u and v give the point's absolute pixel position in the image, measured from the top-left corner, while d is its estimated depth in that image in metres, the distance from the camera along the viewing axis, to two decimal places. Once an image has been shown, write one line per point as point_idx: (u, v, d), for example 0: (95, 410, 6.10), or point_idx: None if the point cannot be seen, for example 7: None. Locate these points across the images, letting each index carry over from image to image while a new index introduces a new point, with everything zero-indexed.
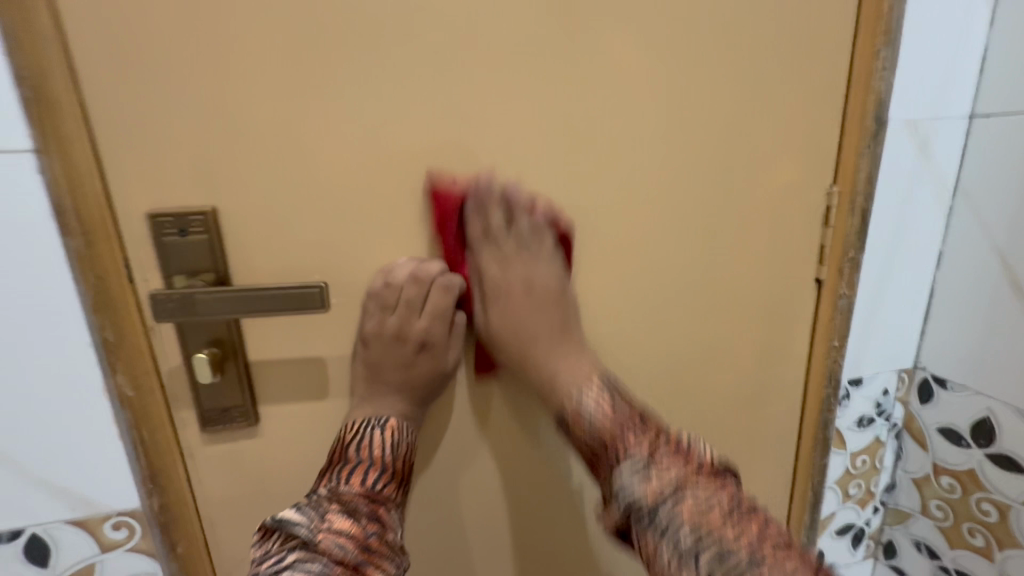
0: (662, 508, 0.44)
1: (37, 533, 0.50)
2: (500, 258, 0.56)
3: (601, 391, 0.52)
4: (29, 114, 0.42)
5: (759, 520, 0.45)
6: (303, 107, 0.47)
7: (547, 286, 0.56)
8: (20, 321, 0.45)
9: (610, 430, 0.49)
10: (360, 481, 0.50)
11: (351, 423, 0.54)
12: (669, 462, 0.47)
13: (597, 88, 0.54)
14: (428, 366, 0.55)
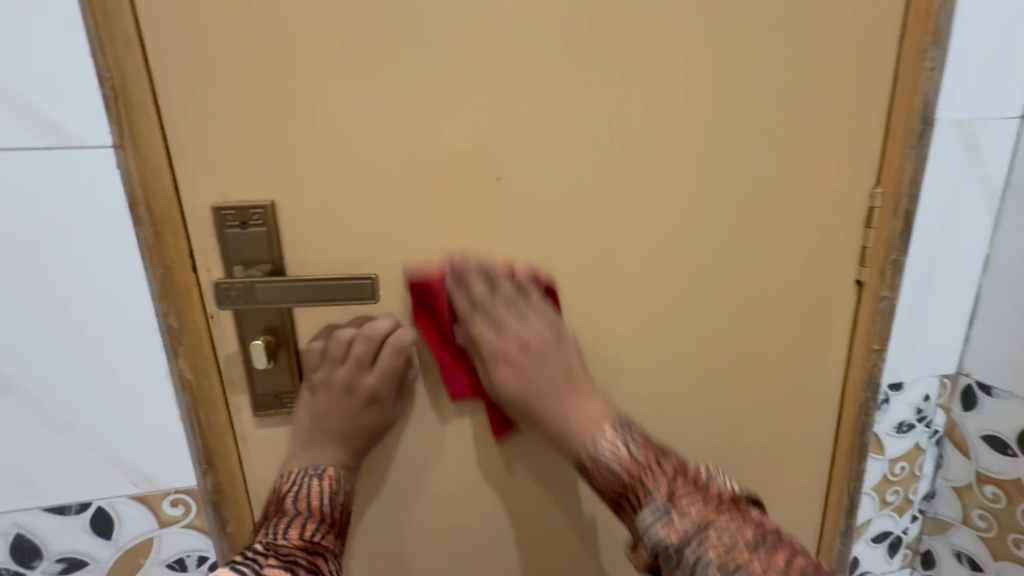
0: (688, 555, 0.49)
1: (103, 506, 0.53)
2: (494, 321, 0.57)
3: (618, 432, 0.55)
4: (110, 114, 0.45)
5: (773, 538, 0.51)
6: (359, 105, 0.49)
7: (542, 338, 0.57)
8: (94, 306, 0.48)
9: (631, 477, 0.52)
10: (299, 533, 0.51)
11: (288, 472, 0.55)
12: (690, 502, 0.51)
13: (639, 87, 0.55)
14: (370, 420, 0.56)
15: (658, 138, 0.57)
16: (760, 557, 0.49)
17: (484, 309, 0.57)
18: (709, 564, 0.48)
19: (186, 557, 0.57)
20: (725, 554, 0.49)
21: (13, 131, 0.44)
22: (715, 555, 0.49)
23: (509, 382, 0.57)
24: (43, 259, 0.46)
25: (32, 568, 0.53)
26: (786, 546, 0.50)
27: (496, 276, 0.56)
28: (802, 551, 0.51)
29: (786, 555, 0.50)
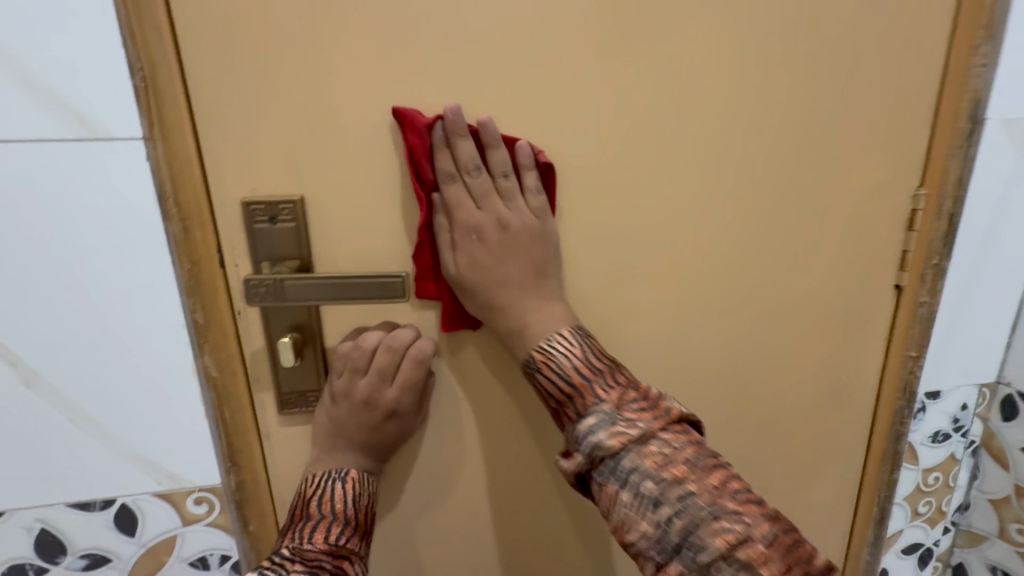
0: (626, 461, 0.44)
1: (127, 503, 0.52)
2: (475, 188, 0.50)
3: (575, 334, 0.50)
4: (141, 104, 0.43)
5: (717, 463, 0.45)
6: (391, 97, 0.48)
7: (525, 228, 0.51)
8: (120, 302, 0.47)
9: (579, 378, 0.47)
10: (324, 537, 0.48)
11: (311, 478, 0.52)
12: (637, 412, 0.46)
13: (678, 83, 0.53)
14: (391, 432, 0.54)
15: (694, 135, 0.55)
16: (701, 478, 0.43)
17: (468, 181, 0.49)
18: (647, 477, 0.43)
19: (208, 556, 0.56)
20: (665, 469, 0.43)
21: (41, 122, 0.42)
22: (654, 467, 0.43)
23: (475, 262, 0.50)
24: (69, 253, 0.45)
25: (56, 563, 0.53)
26: (730, 473, 0.45)
27: (491, 141, 0.49)
28: (746, 483, 0.45)
29: (728, 480, 0.44)
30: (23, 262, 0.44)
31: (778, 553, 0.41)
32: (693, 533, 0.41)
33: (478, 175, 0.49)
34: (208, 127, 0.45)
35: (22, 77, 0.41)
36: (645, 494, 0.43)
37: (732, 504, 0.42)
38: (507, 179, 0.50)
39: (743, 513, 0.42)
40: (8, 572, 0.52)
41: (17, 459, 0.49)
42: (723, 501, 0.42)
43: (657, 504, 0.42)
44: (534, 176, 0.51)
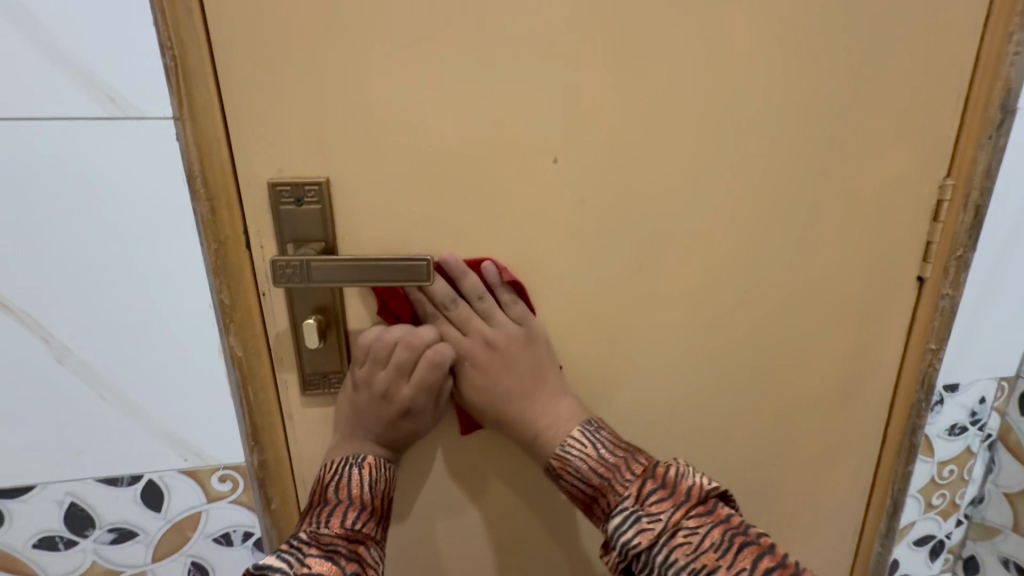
0: (657, 557, 0.45)
1: (153, 479, 0.53)
2: (457, 319, 0.54)
3: (586, 433, 0.53)
4: (171, 82, 0.43)
5: (748, 541, 0.45)
6: (418, 80, 0.48)
7: (510, 343, 0.55)
8: (149, 281, 0.47)
9: (598, 480, 0.50)
10: (340, 521, 0.49)
11: (329, 462, 0.53)
12: (659, 504, 0.47)
13: (705, 67, 0.53)
14: (406, 427, 0.54)
15: (720, 122, 0.55)
16: (732, 563, 0.44)
17: (450, 315, 0.54)
18: (680, 571, 0.44)
19: (231, 533, 0.57)
20: (695, 558, 0.44)
21: (72, 100, 0.42)
22: (684, 558, 0.44)
23: (474, 384, 0.56)
24: (100, 233, 0.45)
25: (84, 537, 0.54)
26: (763, 549, 0.44)
27: (460, 272, 0.53)
28: (783, 557, 0.44)
29: (762, 558, 0.44)
30: (54, 241, 0.45)
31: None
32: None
33: (456, 307, 0.54)
34: (236, 108, 0.46)
35: (53, 53, 0.41)
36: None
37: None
38: (481, 301, 0.54)
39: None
40: (38, 545, 0.53)
41: (48, 435, 0.50)
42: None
43: None
44: (511, 291, 0.55)
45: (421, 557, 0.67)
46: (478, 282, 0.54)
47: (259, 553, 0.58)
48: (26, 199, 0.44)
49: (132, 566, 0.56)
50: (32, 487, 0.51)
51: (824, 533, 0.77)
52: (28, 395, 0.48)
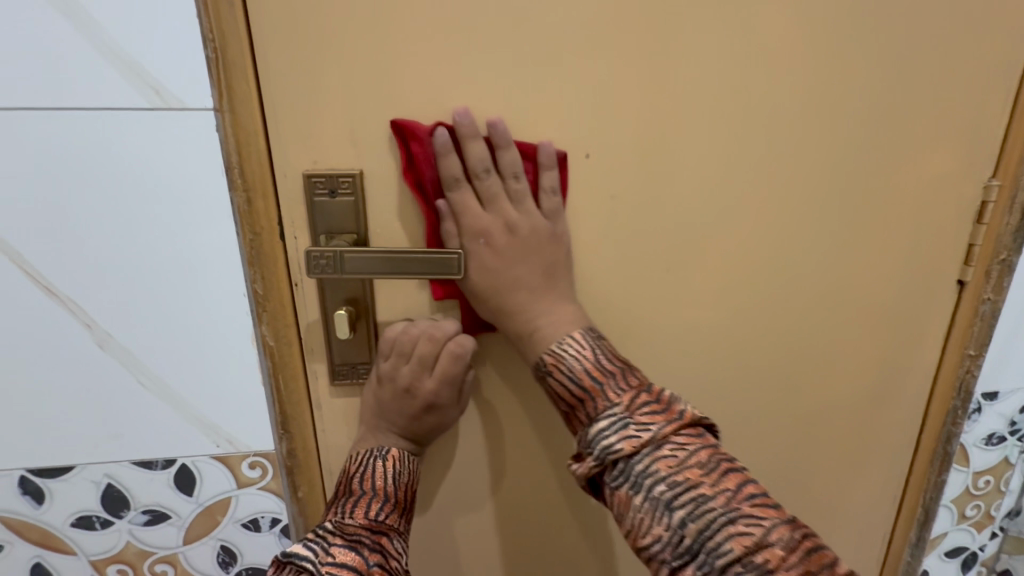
0: (637, 464, 0.43)
1: (186, 464, 0.54)
2: (484, 191, 0.49)
3: (587, 338, 0.49)
4: (212, 75, 0.44)
5: (736, 466, 0.43)
6: (453, 73, 0.48)
7: (535, 228, 0.50)
8: (187, 269, 0.48)
9: (590, 382, 0.47)
10: (365, 511, 0.48)
11: (355, 454, 0.53)
12: (648, 415, 0.44)
13: (743, 62, 0.51)
14: (430, 422, 0.54)
15: (757, 118, 0.54)
16: (717, 481, 0.41)
17: (478, 186, 0.49)
18: (659, 480, 0.42)
19: (260, 518, 0.58)
20: (679, 470, 0.42)
21: (119, 90, 0.43)
22: (667, 470, 0.42)
23: (485, 271, 0.50)
24: (141, 221, 0.46)
25: (119, 517, 0.55)
26: (750, 475, 0.42)
27: (504, 143, 0.49)
28: (770, 488, 0.42)
29: (749, 483, 0.42)
30: (99, 229, 0.46)
31: (805, 558, 0.38)
32: (708, 536, 0.40)
33: (488, 180, 0.49)
34: (274, 100, 0.46)
35: (102, 44, 0.42)
36: (658, 500, 0.41)
37: (751, 508, 0.40)
38: (517, 179, 0.50)
39: (763, 516, 0.40)
40: (76, 523, 0.55)
41: (88, 417, 0.51)
42: (743, 505, 0.40)
43: (670, 509, 0.41)
44: (554, 176, 0.51)
45: (442, 547, 0.67)
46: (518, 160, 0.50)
47: (286, 539, 0.59)
48: (73, 187, 0.45)
49: (165, 547, 0.57)
50: (71, 468, 0.53)
51: (850, 539, 0.75)
52: (70, 378, 0.50)
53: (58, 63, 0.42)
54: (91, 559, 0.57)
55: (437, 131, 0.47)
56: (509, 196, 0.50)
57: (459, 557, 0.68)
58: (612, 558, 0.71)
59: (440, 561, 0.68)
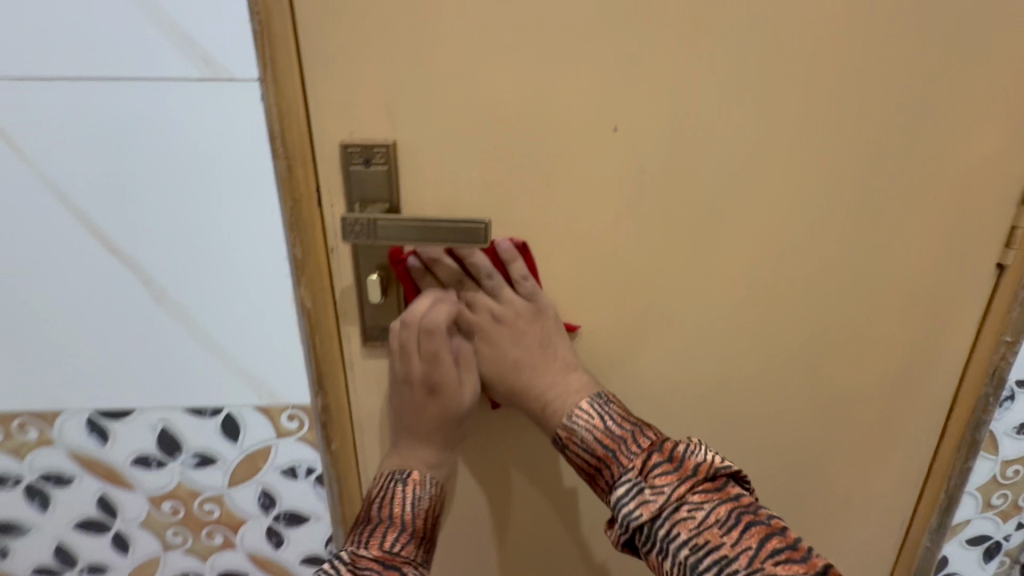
0: (660, 530, 0.47)
1: (232, 413, 0.59)
2: (466, 296, 0.57)
3: (594, 404, 0.54)
4: (259, 46, 0.45)
5: (757, 521, 0.46)
6: (485, 46, 0.49)
7: (518, 313, 0.57)
8: (233, 233, 0.51)
9: (602, 450, 0.52)
10: (379, 542, 0.52)
11: (378, 479, 0.58)
12: (663, 476, 0.49)
13: (779, 34, 0.51)
14: (438, 407, 0.57)
15: (790, 91, 0.53)
16: (736, 540, 0.45)
17: (460, 293, 0.57)
18: (682, 545, 0.46)
19: (297, 466, 0.62)
20: (699, 533, 0.46)
21: (171, 61, 0.46)
22: (687, 534, 0.46)
23: (485, 357, 0.58)
24: (192, 187, 0.50)
25: (173, 459, 0.61)
26: (772, 530, 0.46)
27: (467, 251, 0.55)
28: (794, 541, 0.45)
29: (770, 538, 0.45)
30: (155, 194, 0.50)
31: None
32: None
33: (466, 285, 0.57)
34: (316, 72, 0.49)
35: (157, 16, 0.44)
36: (684, 563, 0.45)
37: (774, 567, 0.44)
38: (488, 276, 0.56)
39: (789, 574, 0.43)
40: (135, 462, 0.61)
41: (147, 367, 0.56)
42: (765, 564, 0.44)
43: (696, 572, 0.45)
44: (520, 265, 0.56)
45: (459, 503, 0.72)
46: (488, 261, 0.56)
47: (321, 487, 0.64)
48: (131, 153, 0.48)
49: (212, 488, 0.63)
50: (132, 412, 0.58)
51: (867, 521, 0.76)
52: (129, 331, 0.54)
53: (116, 34, 0.45)
54: (149, 495, 0.63)
55: (409, 262, 0.55)
56: (489, 292, 0.57)
57: (472, 514, 0.72)
58: None
59: (459, 515, 0.72)
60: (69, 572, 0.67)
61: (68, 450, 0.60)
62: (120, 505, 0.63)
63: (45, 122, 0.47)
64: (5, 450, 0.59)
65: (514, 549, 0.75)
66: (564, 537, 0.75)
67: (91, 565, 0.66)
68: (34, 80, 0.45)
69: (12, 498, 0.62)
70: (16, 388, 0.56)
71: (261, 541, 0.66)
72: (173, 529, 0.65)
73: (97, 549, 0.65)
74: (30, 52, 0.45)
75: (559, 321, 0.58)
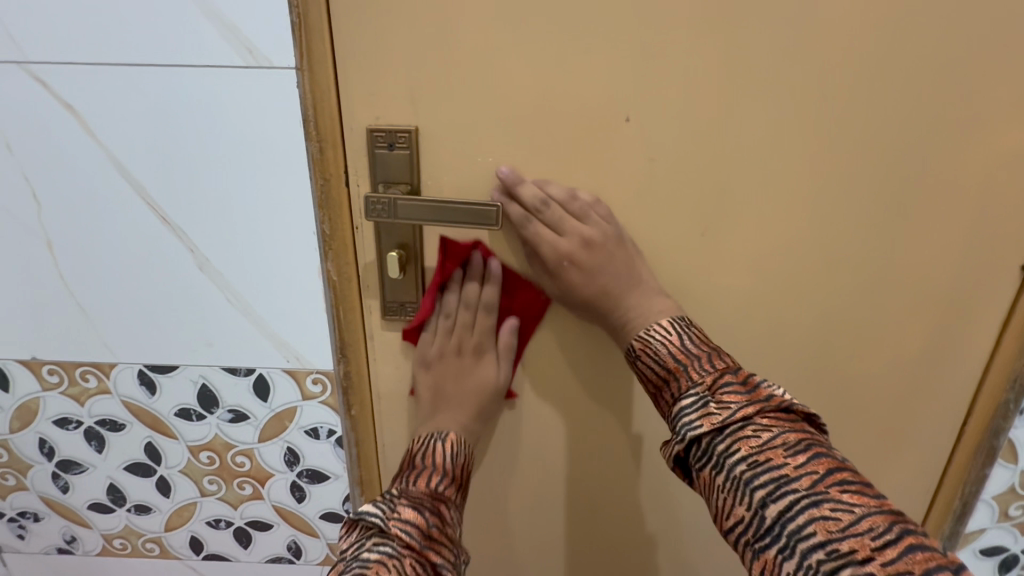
0: (720, 444, 0.47)
1: (263, 374, 0.64)
2: (556, 222, 0.57)
3: (675, 324, 0.55)
4: (296, 36, 0.50)
5: (825, 454, 0.46)
6: (504, 39, 0.52)
7: (605, 236, 0.58)
8: (268, 208, 0.56)
9: (675, 363, 0.53)
10: (425, 481, 0.55)
11: (418, 438, 0.61)
12: (732, 394, 0.49)
13: (792, 28, 0.51)
14: (477, 377, 0.64)
15: (804, 86, 0.53)
16: (802, 463, 0.45)
17: (544, 217, 0.57)
18: (740, 460, 0.46)
19: (319, 427, 0.68)
20: (761, 452, 0.46)
21: (217, 49, 0.50)
22: (748, 450, 0.46)
23: (579, 285, 0.59)
24: (233, 164, 0.54)
25: (210, 413, 0.67)
26: (841, 463, 0.45)
27: (547, 180, 0.57)
28: (863, 478, 0.44)
29: (838, 469, 0.44)
30: (200, 171, 0.55)
31: (896, 544, 0.40)
32: (790, 518, 0.43)
33: (551, 210, 0.57)
34: (347, 61, 0.53)
35: (204, 7, 0.49)
36: (739, 478, 0.45)
37: (837, 493, 0.43)
38: (569, 203, 0.57)
39: (853, 502, 0.42)
40: (178, 414, 0.67)
41: (191, 327, 0.62)
42: (830, 490, 0.43)
43: (751, 487, 0.45)
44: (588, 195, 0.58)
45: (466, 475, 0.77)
46: (565, 186, 0.57)
47: (340, 448, 0.69)
48: (180, 133, 0.53)
49: (243, 442, 0.69)
50: (176, 367, 0.64)
51: None
52: (175, 294, 0.60)
53: (166, 22, 0.49)
54: (189, 444, 0.69)
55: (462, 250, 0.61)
56: (574, 215, 0.58)
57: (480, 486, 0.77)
58: (627, 497, 0.78)
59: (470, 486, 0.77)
60: (119, 510, 0.75)
61: (121, 399, 0.67)
62: (164, 452, 0.70)
63: (109, 103, 0.52)
64: (68, 396, 0.67)
65: (517, 520, 0.80)
66: (566, 511, 0.79)
67: (138, 505, 0.74)
68: (99, 65, 0.51)
69: (73, 439, 0.70)
70: (79, 340, 0.63)
71: (285, 495, 0.72)
72: (209, 477, 0.72)
73: (143, 491, 0.73)
74: (97, 40, 0.50)
75: (636, 244, 0.60)
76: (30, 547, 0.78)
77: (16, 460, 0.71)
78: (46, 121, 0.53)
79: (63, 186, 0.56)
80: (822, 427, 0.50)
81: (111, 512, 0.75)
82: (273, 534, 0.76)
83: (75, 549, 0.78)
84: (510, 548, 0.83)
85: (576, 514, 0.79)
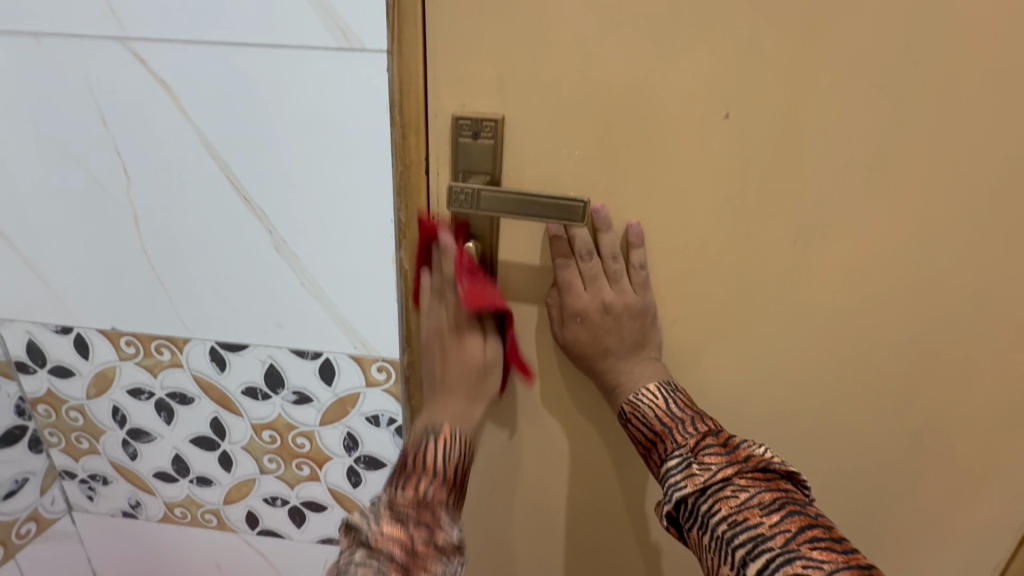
0: (703, 505, 0.50)
1: (330, 358, 0.64)
2: (588, 272, 0.58)
3: (662, 388, 0.58)
4: (390, 15, 0.48)
5: (800, 511, 0.48)
6: (604, 28, 0.49)
7: (628, 304, 0.59)
8: (348, 192, 0.55)
9: (661, 426, 0.56)
10: (414, 486, 0.53)
11: (412, 430, 0.58)
12: (712, 456, 0.52)
13: (922, 23, 0.47)
14: (464, 357, 0.58)
15: (924, 87, 0.49)
16: (776, 522, 0.47)
17: (582, 266, 0.58)
18: (721, 520, 0.49)
19: (380, 415, 0.67)
20: (739, 511, 0.48)
21: (310, 30, 0.49)
22: (728, 510, 0.49)
23: (581, 340, 0.60)
24: (314, 148, 0.54)
25: (275, 393, 0.68)
26: (814, 521, 0.47)
27: (607, 223, 0.56)
28: (836, 535, 0.47)
29: (811, 527, 0.47)
30: (283, 154, 0.54)
31: None
32: None
33: (591, 262, 0.57)
34: (437, 46, 0.51)
35: None
36: (720, 537, 0.48)
37: (810, 550, 0.45)
38: (611, 260, 0.58)
39: (823, 559, 0.45)
40: (244, 392, 0.69)
41: (263, 308, 0.63)
42: (801, 547, 0.46)
43: (731, 546, 0.47)
44: (642, 253, 0.58)
45: (523, 475, 0.76)
46: (617, 242, 0.57)
47: (399, 437, 0.69)
48: (262, 115, 0.53)
49: (306, 424, 0.70)
50: (245, 346, 0.65)
51: (950, 547, 0.75)
52: (248, 273, 0.61)
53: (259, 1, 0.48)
54: (252, 422, 0.71)
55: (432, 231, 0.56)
56: (607, 275, 0.59)
57: (535, 486, 0.76)
58: None
59: (522, 483, 0.76)
60: (182, 480, 0.77)
61: (192, 373, 0.68)
62: (228, 427, 0.71)
63: (201, 83, 0.52)
64: (142, 366, 0.69)
65: (568, 522, 0.79)
66: (620, 517, 0.78)
67: (200, 476, 0.76)
68: (191, 42, 0.51)
69: (144, 408, 0.72)
70: (155, 312, 0.65)
71: (342, 479, 0.73)
72: (269, 456, 0.73)
73: (206, 463, 0.75)
74: (191, 19, 0.50)
75: (655, 320, 0.61)
76: (98, 509, 0.82)
77: (91, 425, 0.74)
78: (142, 99, 0.54)
79: (153, 162, 0.56)
80: (804, 482, 0.52)
81: (175, 481, 0.77)
82: (326, 516, 0.77)
83: (138, 514, 0.81)
84: (557, 548, 0.82)
85: (629, 519, 0.78)
